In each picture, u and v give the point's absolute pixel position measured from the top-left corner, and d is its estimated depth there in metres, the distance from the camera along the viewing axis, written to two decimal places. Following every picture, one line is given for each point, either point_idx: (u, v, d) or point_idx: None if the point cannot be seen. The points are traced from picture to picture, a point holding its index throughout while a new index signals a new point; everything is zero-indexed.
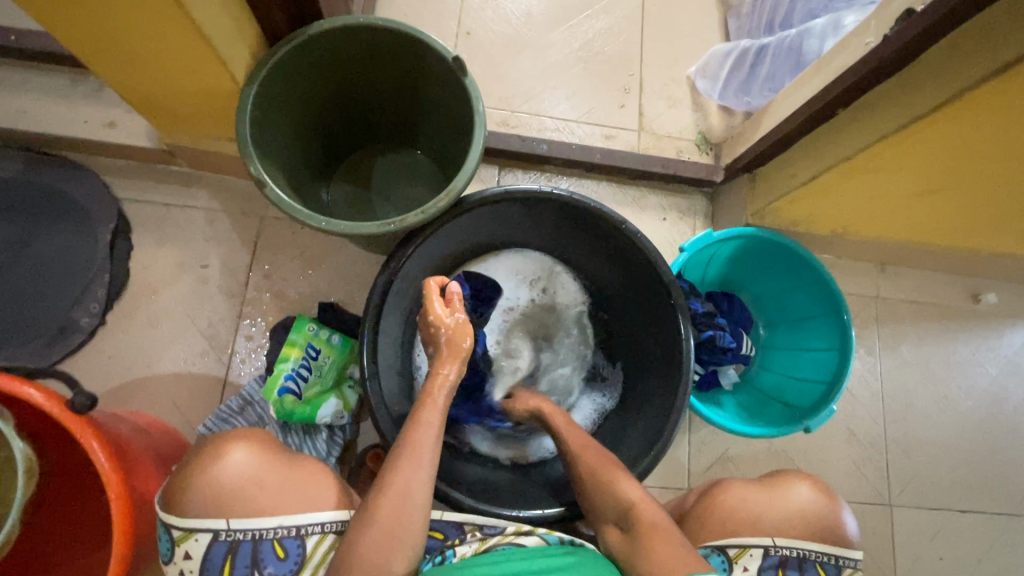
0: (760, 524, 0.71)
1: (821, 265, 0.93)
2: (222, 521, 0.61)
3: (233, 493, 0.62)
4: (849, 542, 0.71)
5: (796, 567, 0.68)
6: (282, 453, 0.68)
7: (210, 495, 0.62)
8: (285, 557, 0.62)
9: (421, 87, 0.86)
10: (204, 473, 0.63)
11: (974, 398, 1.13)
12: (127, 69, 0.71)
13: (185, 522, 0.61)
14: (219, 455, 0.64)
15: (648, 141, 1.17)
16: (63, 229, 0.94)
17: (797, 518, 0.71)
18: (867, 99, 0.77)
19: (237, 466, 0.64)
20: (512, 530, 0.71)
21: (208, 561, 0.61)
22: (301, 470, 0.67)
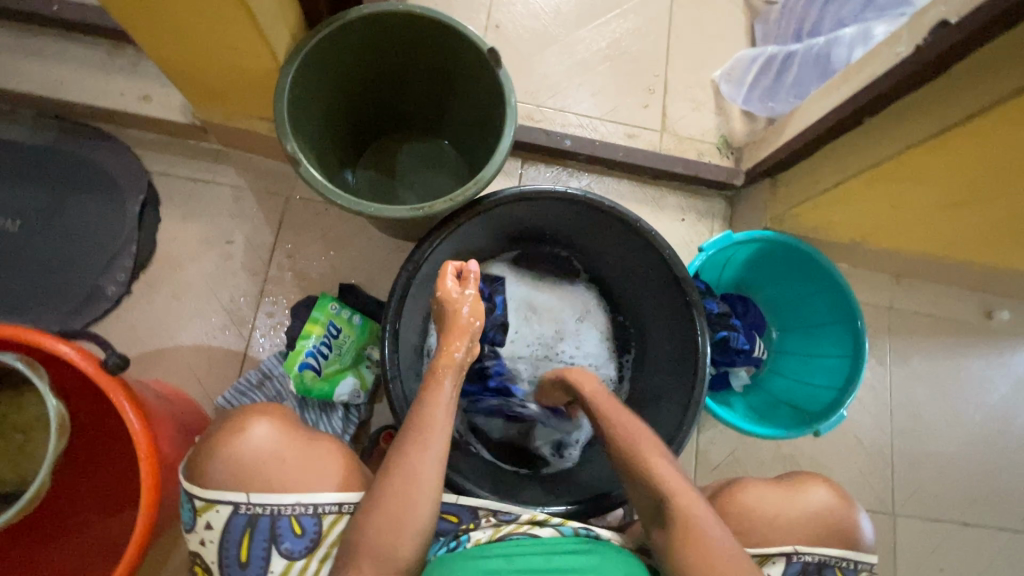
0: (777, 533, 0.71)
1: (836, 271, 0.94)
2: (243, 495, 0.63)
3: (254, 467, 0.64)
4: (865, 545, 0.73)
5: (815, 571, 0.70)
6: (303, 430, 0.70)
7: (233, 465, 0.64)
8: (301, 534, 0.64)
9: (453, 76, 0.87)
10: (226, 444, 0.65)
11: (983, 412, 1.14)
12: (171, 41, 0.73)
13: (206, 494, 0.63)
14: (242, 428, 0.66)
15: (670, 142, 1.18)
16: (93, 199, 0.96)
17: (815, 519, 0.73)
18: (895, 109, 0.78)
19: (257, 442, 0.65)
20: (528, 519, 0.71)
21: (228, 532, 0.63)
22: (320, 448, 0.68)
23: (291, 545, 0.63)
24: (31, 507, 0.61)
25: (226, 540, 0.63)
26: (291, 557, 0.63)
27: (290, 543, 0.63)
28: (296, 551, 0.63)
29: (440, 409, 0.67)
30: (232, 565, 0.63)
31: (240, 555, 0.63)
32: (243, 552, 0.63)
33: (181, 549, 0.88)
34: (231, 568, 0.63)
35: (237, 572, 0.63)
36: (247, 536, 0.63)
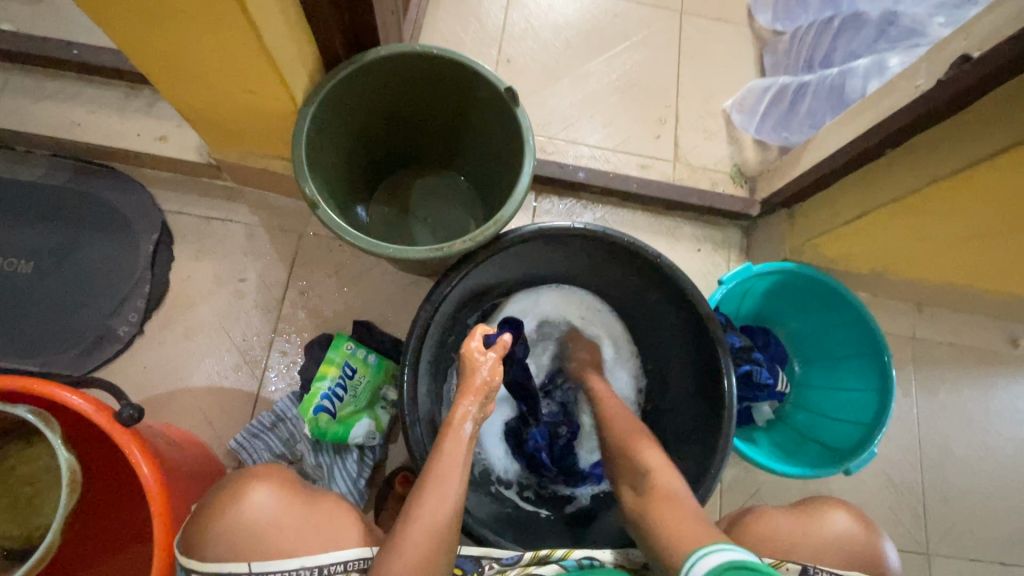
0: (795, 550, 0.70)
1: (861, 304, 0.92)
2: (243, 565, 0.57)
3: (256, 532, 0.60)
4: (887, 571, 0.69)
5: None
6: (302, 491, 0.67)
7: (232, 534, 0.60)
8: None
9: (469, 114, 0.87)
10: (223, 511, 0.61)
11: (1015, 445, 1.10)
12: (191, 86, 0.73)
13: (204, 566, 0.58)
14: (236, 494, 0.63)
15: (683, 172, 1.17)
16: (106, 239, 0.95)
17: (835, 543, 0.70)
18: (916, 142, 0.77)
19: (255, 505, 0.62)
20: (529, 559, 0.69)
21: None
22: (322, 508, 0.66)
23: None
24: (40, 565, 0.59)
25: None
26: None
27: None
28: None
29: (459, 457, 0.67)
30: None
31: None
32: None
33: None
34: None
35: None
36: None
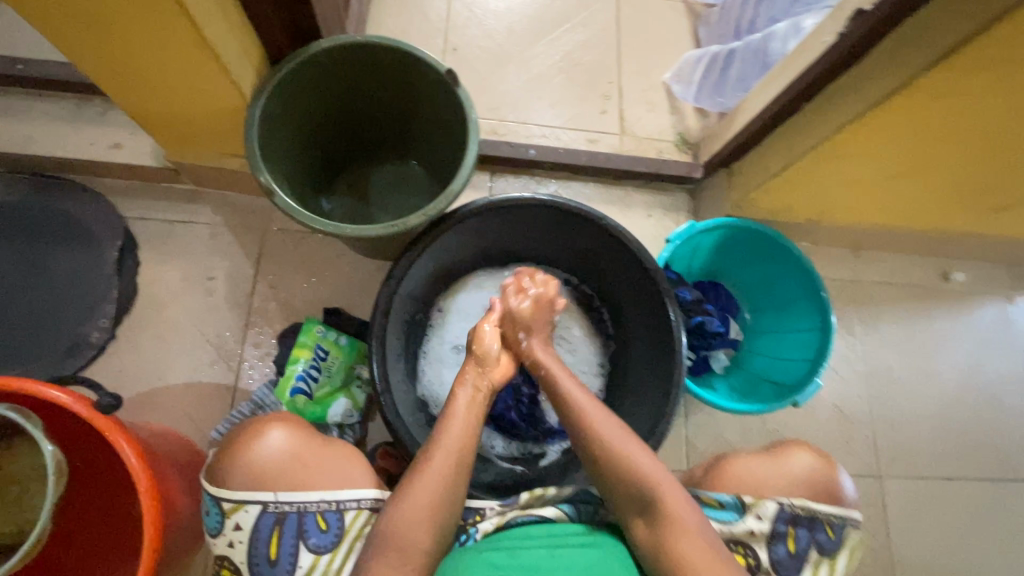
0: (764, 489, 0.72)
1: (797, 251, 1.00)
2: (270, 494, 0.64)
3: (279, 466, 0.66)
4: (848, 503, 0.73)
5: (806, 524, 0.70)
6: (318, 434, 0.71)
7: (256, 468, 0.65)
8: (326, 529, 0.64)
9: (415, 100, 0.91)
10: (250, 447, 0.66)
11: (952, 370, 1.19)
12: (140, 88, 0.75)
13: (234, 495, 0.64)
14: (261, 432, 0.68)
15: (630, 143, 1.23)
16: (70, 249, 0.97)
17: (799, 478, 0.73)
18: (827, 94, 0.84)
19: (274, 446, 0.67)
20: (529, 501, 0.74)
21: (257, 532, 0.64)
22: (338, 449, 0.70)
23: (318, 541, 0.64)
24: (34, 551, 0.62)
25: (255, 540, 0.64)
26: (317, 553, 0.64)
27: (317, 539, 0.64)
28: (323, 545, 0.64)
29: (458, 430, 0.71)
30: (261, 565, 0.63)
31: (269, 553, 0.63)
32: (272, 550, 0.63)
33: None
34: (261, 568, 0.63)
35: (268, 571, 0.63)
36: (276, 535, 0.63)
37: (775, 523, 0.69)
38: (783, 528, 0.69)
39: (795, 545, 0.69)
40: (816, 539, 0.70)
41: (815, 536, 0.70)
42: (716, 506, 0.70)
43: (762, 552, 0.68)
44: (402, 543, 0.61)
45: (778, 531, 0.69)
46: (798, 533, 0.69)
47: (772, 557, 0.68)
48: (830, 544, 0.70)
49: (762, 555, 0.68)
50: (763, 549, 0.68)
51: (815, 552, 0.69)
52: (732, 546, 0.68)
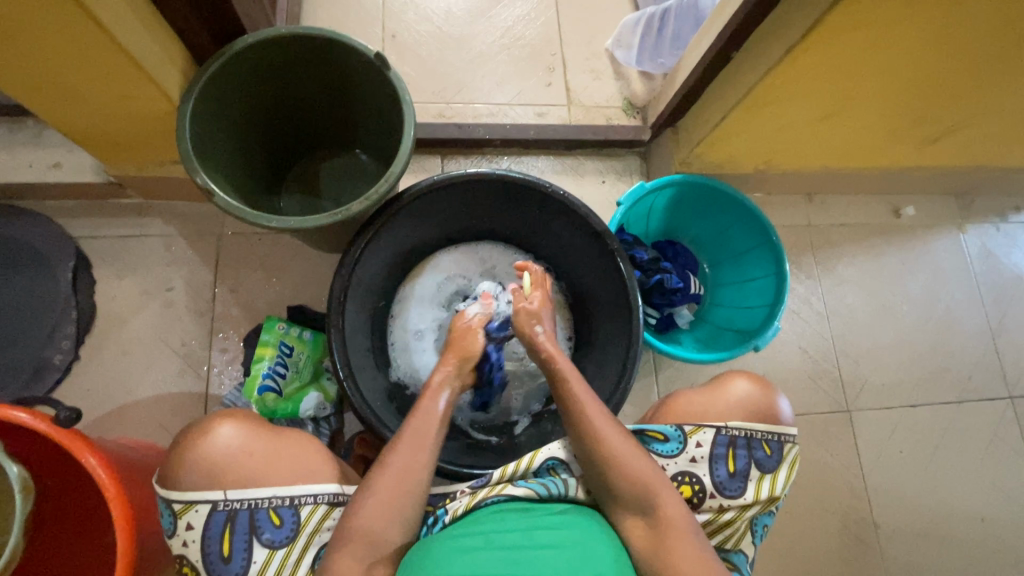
0: (706, 418, 0.76)
1: (746, 200, 1.02)
2: (220, 492, 0.65)
3: (226, 462, 0.66)
4: (785, 420, 0.78)
5: (744, 445, 0.75)
6: (267, 426, 0.71)
7: (204, 464, 0.66)
8: (281, 525, 0.66)
9: (351, 88, 0.91)
10: (195, 446, 0.66)
11: (910, 302, 1.23)
12: (62, 102, 0.74)
13: (184, 496, 0.65)
14: (207, 429, 0.68)
15: (578, 113, 1.24)
16: (21, 275, 0.96)
17: (738, 404, 0.77)
18: (753, 41, 0.86)
19: (221, 440, 0.67)
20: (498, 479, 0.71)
21: (209, 530, 0.64)
22: (298, 447, 0.70)
23: (272, 536, 0.65)
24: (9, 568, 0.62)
25: (207, 539, 0.64)
26: (272, 547, 0.65)
27: (271, 534, 0.65)
28: (278, 540, 0.65)
29: (423, 424, 0.70)
30: (215, 562, 0.64)
31: (221, 550, 0.64)
32: (225, 548, 0.64)
33: None
34: (215, 565, 0.64)
35: (222, 568, 0.64)
36: (228, 532, 0.65)
37: (714, 446, 0.73)
38: (722, 450, 0.74)
39: (734, 464, 0.73)
40: (753, 456, 0.75)
41: (753, 453, 0.75)
42: (659, 438, 0.74)
43: (705, 475, 0.73)
44: (370, 533, 0.64)
45: (718, 453, 0.73)
46: (736, 453, 0.74)
47: (714, 478, 0.73)
48: (768, 459, 0.75)
49: (706, 479, 0.73)
50: (706, 473, 0.73)
51: (754, 468, 0.74)
52: (677, 475, 0.73)
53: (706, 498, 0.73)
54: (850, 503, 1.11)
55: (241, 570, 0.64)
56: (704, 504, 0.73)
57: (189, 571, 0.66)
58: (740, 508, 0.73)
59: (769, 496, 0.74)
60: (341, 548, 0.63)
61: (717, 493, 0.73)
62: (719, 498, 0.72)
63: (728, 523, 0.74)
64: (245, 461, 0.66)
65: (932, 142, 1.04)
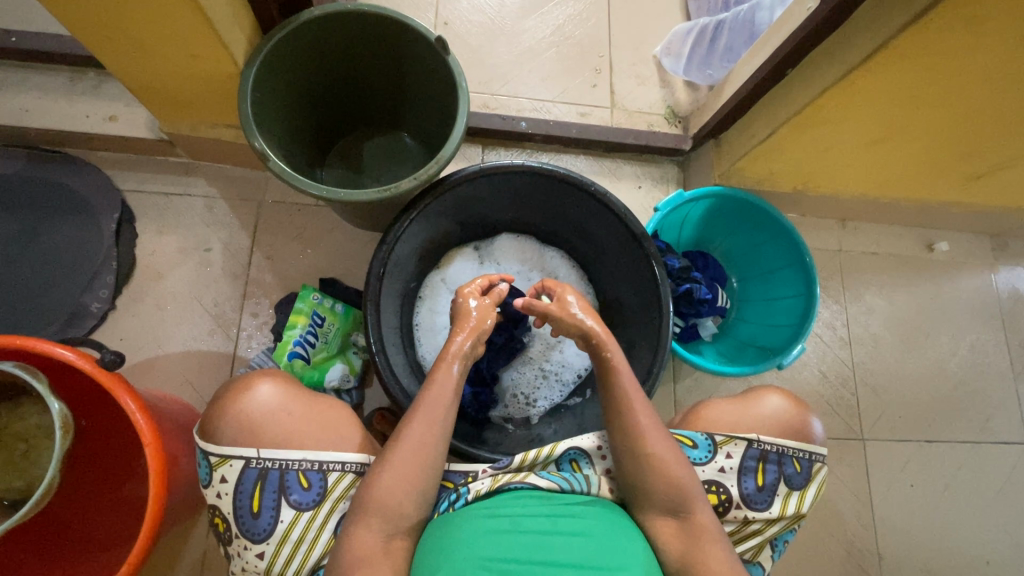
0: (737, 430, 0.76)
1: (783, 218, 1.02)
2: (253, 450, 0.67)
3: (263, 421, 0.68)
4: (816, 440, 0.78)
5: (775, 460, 0.75)
6: (305, 391, 0.73)
7: (243, 420, 0.68)
8: (308, 488, 0.67)
9: (406, 70, 0.92)
10: (236, 403, 0.68)
11: (935, 337, 1.23)
12: (132, 57, 0.76)
13: (220, 449, 0.67)
14: (249, 387, 0.70)
15: (620, 117, 1.24)
16: (68, 221, 0.98)
17: (771, 420, 0.77)
18: (810, 61, 0.86)
19: (262, 398, 0.69)
20: (520, 466, 0.72)
21: (241, 485, 0.66)
22: (331, 416, 0.72)
23: (299, 498, 0.67)
24: (44, 499, 0.65)
25: (239, 493, 0.66)
26: (299, 509, 0.66)
27: (299, 495, 0.67)
28: (305, 502, 0.67)
29: (449, 399, 0.71)
30: (244, 516, 0.66)
31: (251, 506, 0.66)
32: (255, 504, 0.66)
33: (190, 544, 0.92)
34: (245, 520, 0.66)
35: (250, 524, 0.66)
36: (258, 489, 0.66)
37: (745, 459, 0.74)
38: (752, 463, 0.74)
39: (764, 479, 0.74)
40: (783, 472, 0.75)
41: (783, 469, 0.75)
42: (689, 445, 0.75)
43: (733, 486, 0.73)
44: (389, 507, 0.64)
45: (748, 466, 0.74)
46: (766, 467, 0.74)
47: (742, 490, 0.74)
48: (797, 476, 0.76)
49: (733, 489, 0.73)
50: (734, 484, 0.74)
51: (783, 485, 0.75)
52: (705, 483, 0.73)
53: (731, 508, 0.73)
54: (854, 530, 1.10)
55: (269, 527, 0.66)
56: (729, 514, 0.74)
57: (220, 522, 0.68)
58: (765, 521, 0.74)
59: (795, 513, 0.75)
60: (360, 521, 0.63)
61: (744, 505, 0.73)
62: (745, 510, 0.73)
63: (751, 533, 0.75)
64: (280, 422, 0.68)
65: (976, 179, 1.03)
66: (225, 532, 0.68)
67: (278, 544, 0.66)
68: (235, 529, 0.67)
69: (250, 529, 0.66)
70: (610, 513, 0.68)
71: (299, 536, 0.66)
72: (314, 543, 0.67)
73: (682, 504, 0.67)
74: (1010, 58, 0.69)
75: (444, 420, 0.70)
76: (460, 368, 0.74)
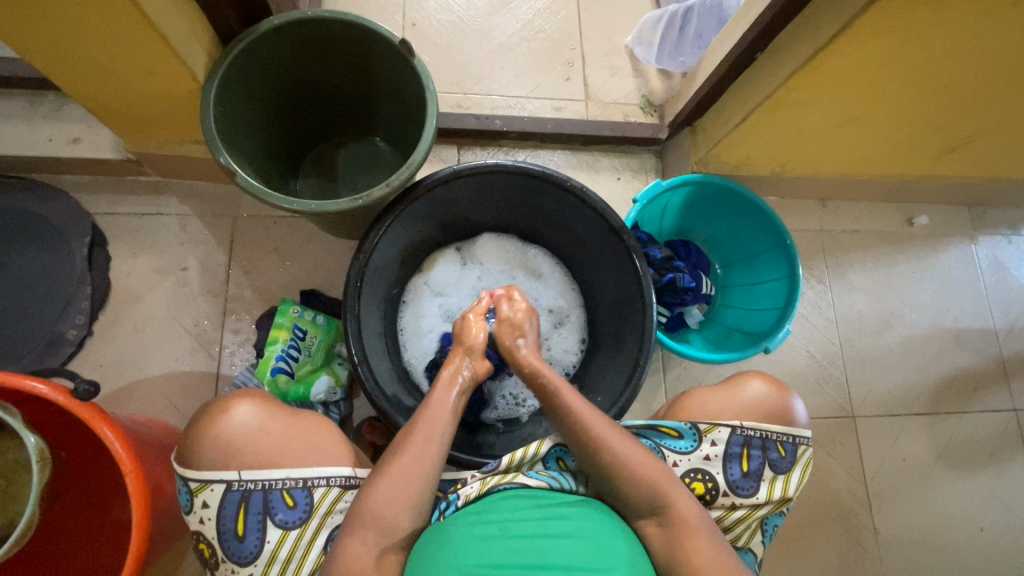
0: (721, 417, 0.77)
1: (763, 202, 1.02)
2: (234, 472, 0.66)
3: (243, 443, 0.67)
4: (800, 423, 0.78)
5: (760, 446, 0.75)
6: (284, 408, 0.72)
7: (223, 442, 0.67)
8: (294, 506, 0.67)
9: (373, 74, 0.91)
10: (216, 425, 0.68)
11: (919, 311, 1.23)
12: (87, 76, 0.74)
13: (200, 474, 0.66)
14: (227, 408, 0.69)
15: (596, 109, 1.24)
16: (38, 248, 0.96)
17: (753, 405, 0.78)
18: (778, 43, 0.85)
19: (241, 420, 0.68)
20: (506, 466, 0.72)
21: (223, 510, 0.66)
22: (316, 430, 0.71)
23: (285, 517, 0.66)
24: (26, 535, 0.64)
25: (222, 517, 0.66)
26: (285, 528, 0.66)
27: (284, 515, 0.66)
28: (291, 521, 0.66)
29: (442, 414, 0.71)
30: (230, 540, 0.65)
31: (236, 529, 0.65)
32: (239, 527, 0.65)
33: (185, 567, 0.91)
34: (230, 544, 0.66)
35: (236, 547, 0.65)
36: (242, 512, 0.66)
37: (729, 446, 0.74)
38: (736, 450, 0.74)
39: (748, 465, 0.74)
40: (768, 457, 0.75)
41: (768, 454, 0.75)
42: (672, 435, 0.75)
43: (719, 473, 0.74)
44: (378, 525, 0.63)
45: (732, 453, 0.74)
46: (750, 453, 0.75)
47: (728, 477, 0.74)
48: (781, 461, 0.76)
49: (719, 476, 0.74)
50: (719, 471, 0.74)
51: (768, 469, 0.75)
52: (690, 472, 0.74)
53: (718, 495, 0.73)
54: (850, 506, 1.11)
55: (255, 549, 0.65)
56: (716, 502, 0.73)
57: (205, 547, 0.67)
58: (752, 507, 0.74)
59: (781, 497, 0.76)
60: (350, 539, 0.62)
61: (730, 492, 0.73)
62: (731, 497, 0.73)
63: (739, 521, 0.75)
64: (262, 441, 0.68)
65: (950, 152, 1.03)
66: (210, 556, 0.67)
67: (266, 565, 0.65)
68: (220, 553, 0.66)
69: (235, 553, 0.65)
70: (600, 514, 0.67)
71: (287, 555, 0.66)
72: (302, 561, 0.66)
73: (671, 505, 0.66)
74: (974, 28, 0.69)
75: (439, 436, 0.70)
76: (456, 397, 0.74)
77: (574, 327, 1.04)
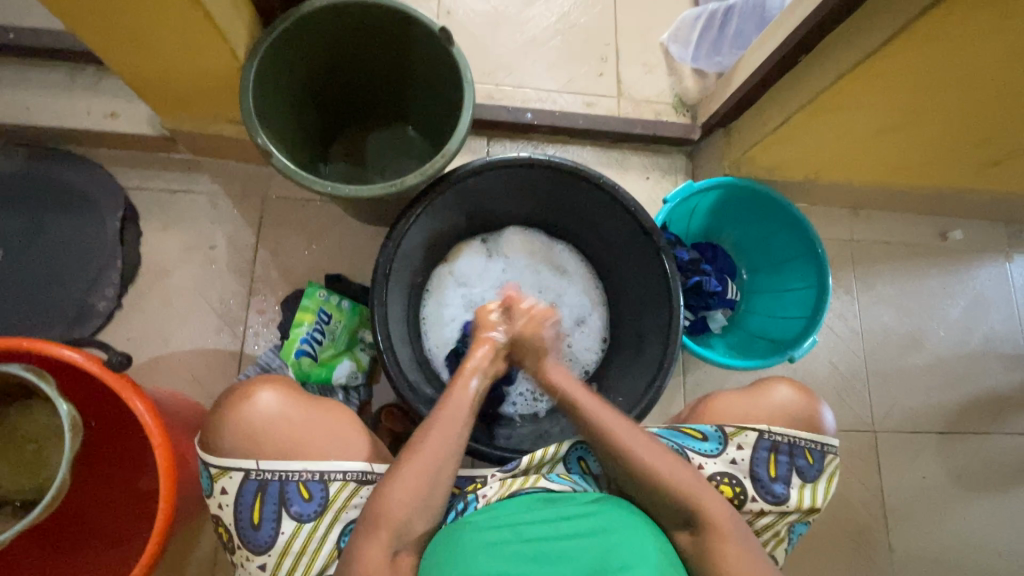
0: (747, 420, 0.76)
1: (795, 208, 1.00)
2: (252, 462, 0.67)
3: (264, 431, 0.68)
4: (826, 430, 0.78)
5: (787, 451, 0.74)
6: (307, 395, 0.73)
7: (245, 428, 0.68)
8: (309, 499, 0.67)
9: (409, 61, 0.90)
10: (237, 411, 0.68)
11: (947, 326, 1.21)
12: (131, 52, 0.75)
13: (221, 461, 0.67)
14: (249, 394, 0.69)
15: (628, 106, 1.22)
16: (72, 219, 0.97)
17: (780, 411, 0.77)
18: (824, 46, 0.83)
19: (265, 406, 0.69)
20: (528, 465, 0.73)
21: (241, 498, 0.67)
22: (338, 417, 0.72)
23: (300, 509, 0.67)
24: (58, 496, 0.65)
25: (239, 505, 0.67)
26: (300, 520, 0.67)
27: (299, 507, 0.67)
28: (306, 514, 0.67)
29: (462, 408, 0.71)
30: (246, 529, 0.66)
31: (252, 518, 0.66)
32: (255, 516, 0.66)
33: (203, 540, 0.92)
34: (246, 532, 0.66)
35: (252, 535, 0.66)
36: (258, 501, 0.66)
37: (756, 450, 0.74)
38: (764, 455, 0.74)
39: (776, 470, 0.74)
40: (795, 464, 0.75)
41: (795, 461, 0.75)
42: (697, 437, 0.75)
43: (746, 478, 0.73)
44: (400, 512, 0.64)
45: (760, 457, 0.74)
46: (778, 458, 0.74)
47: (756, 482, 0.73)
48: (809, 469, 0.75)
49: (747, 481, 0.73)
50: (747, 476, 0.73)
51: (796, 477, 0.74)
52: (718, 475, 0.73)
53: (746, 500, 0.72)
54: (866, 522, 1.10)
55: (270, 539, 0.66)
56: (744, 507, 0.72)
57: (224, 532, 0.68)
58: (779, 513, 0.73)
59: (810, 507, 0.74)
60: (371, 526, 0.63)
61: (757, 496, 0.73)
62: (760, 502, 0.72)
63: (766, 525, 0.74)
64: (284, 428, 0.68)
65: (992, 167, 1.01)
66: (228, 541, 0.68)
67: (279, 556, 0.66)
68: (238, 540, 0.67)
69: (251, 541, 0.66)
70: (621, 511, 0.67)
71: (300, 548, 0.66)
72: (315, 554, 0.67)
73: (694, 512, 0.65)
74: None
75: (459, 428, 0.70)
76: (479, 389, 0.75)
77: (595, 325, 1.03)
